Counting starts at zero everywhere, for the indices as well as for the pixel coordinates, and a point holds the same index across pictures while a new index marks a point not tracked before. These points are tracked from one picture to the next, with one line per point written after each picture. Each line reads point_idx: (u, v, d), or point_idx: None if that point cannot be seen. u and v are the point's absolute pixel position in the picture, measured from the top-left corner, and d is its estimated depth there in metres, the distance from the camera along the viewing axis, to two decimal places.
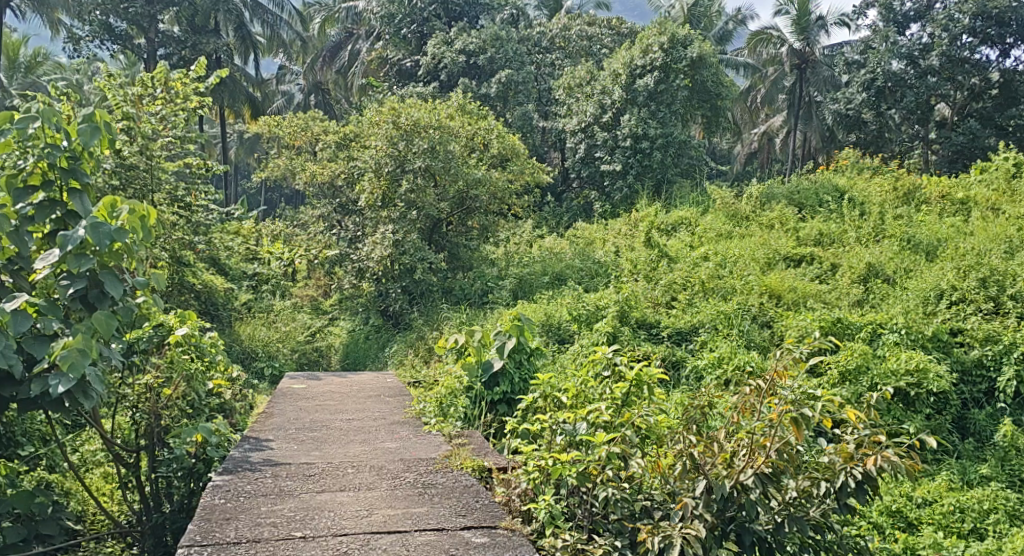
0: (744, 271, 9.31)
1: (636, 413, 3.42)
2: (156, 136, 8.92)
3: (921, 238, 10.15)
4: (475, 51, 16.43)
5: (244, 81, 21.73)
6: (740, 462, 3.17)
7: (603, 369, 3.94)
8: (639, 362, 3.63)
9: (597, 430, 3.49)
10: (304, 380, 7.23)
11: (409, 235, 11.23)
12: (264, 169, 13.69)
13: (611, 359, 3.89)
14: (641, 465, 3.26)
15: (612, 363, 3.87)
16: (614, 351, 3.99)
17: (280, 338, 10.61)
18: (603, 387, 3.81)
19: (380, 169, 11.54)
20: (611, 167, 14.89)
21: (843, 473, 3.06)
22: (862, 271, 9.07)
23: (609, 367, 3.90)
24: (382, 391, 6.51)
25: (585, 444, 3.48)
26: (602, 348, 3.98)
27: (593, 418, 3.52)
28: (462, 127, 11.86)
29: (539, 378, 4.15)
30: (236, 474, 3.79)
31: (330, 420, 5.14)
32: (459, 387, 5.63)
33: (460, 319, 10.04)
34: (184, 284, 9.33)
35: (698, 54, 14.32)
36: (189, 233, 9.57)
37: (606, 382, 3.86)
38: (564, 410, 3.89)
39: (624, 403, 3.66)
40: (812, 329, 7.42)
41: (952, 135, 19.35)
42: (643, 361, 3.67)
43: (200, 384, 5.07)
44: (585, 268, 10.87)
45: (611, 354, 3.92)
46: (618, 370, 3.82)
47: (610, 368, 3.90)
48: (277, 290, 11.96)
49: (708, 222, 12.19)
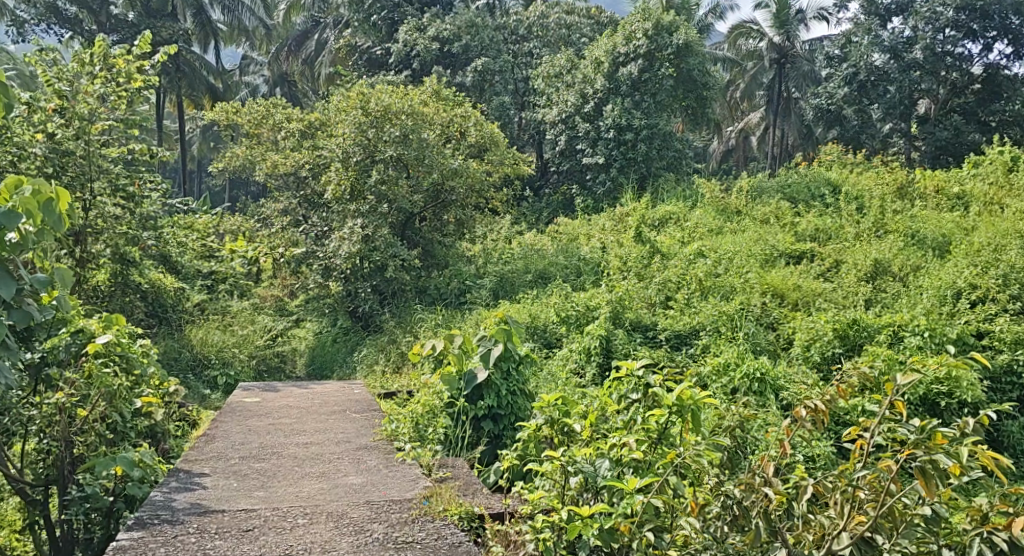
0: (742, 269, 8.59)
1: (681, 453, 2.83)
2: (94, 118, 8.09)
3: (926, 233, 9.54)
4: (449, 38, 15.63)
5: (205, 70, 20.76)
6: (830, 523, 2.50)
7: (630, 392, 3.24)
8: (681, 382, 2.93)
9: (624, 472, 2.94)
10: (259, 392, 6.35)
11: (380, 230, 10.27)
12: (223, 159, 12.71)
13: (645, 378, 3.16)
14: (690, 525, 2.59)
15: (644, 384, 3.16)
16: (643, 367, 3.31)
17: (237, 343, 9.48)
18: (634, 418, 3.14)
19: (348, 159, 10.71)
20: (594, 160, 14.16)
21: (976, 541, 2.38)
22: (869, 268, 8.39)
23: (635, 393, 3.20)
24: (348, 407, 5.66)
25: (611, 490, 2.90)
26: (628, 364, 3.27)
27: (617, 455, 2.99)
28: (437, 114, 11.03)
29: (546, 396, 3.50)
30: (149, 531, 2.97)
31: (286, 445, 4.32)
32: (439, 404, 4.91)
33: (436, 322, 9.25)
34: (129, 285, 8.83)
35: (684, 41, 13.64)
36: (136, 227, 8.69)
37: (637, 409, 3.16)
38: (583, 445, 3.30)
39: (661, 436, 3.08)
40: (825, 333, 6.71)
41: (935, 130, 18.79)
42: (685, 384, 2.96)
43: (126, 403, 4.23)
44: (570, 265, 10.12)
45: (641, 374, 3.20)
46: (648, 394, 3.10)
47: (639, 391, 3.20)
48: (238, 291, 11.05)
49: (698, 216, 11.48)
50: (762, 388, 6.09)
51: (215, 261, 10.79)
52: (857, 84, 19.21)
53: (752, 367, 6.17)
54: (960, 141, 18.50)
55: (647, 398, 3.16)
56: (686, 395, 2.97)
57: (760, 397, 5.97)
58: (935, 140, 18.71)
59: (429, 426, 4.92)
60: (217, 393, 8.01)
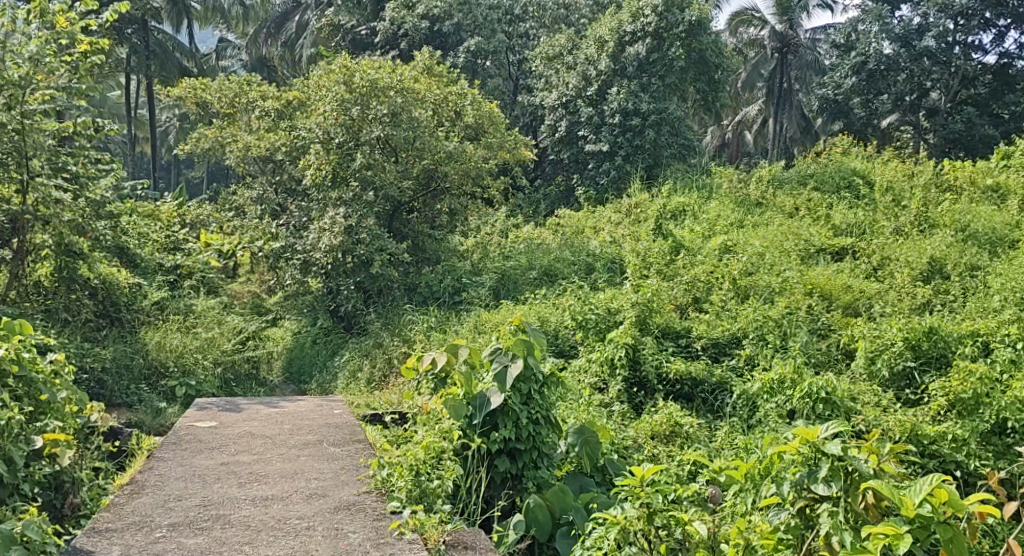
0: (781, 267, 7.51)
1: None
2: (30, 87, 6.89)
3: (978, 227, 8.45)
4: (440, 16, 14.45)
5: (175, 51, 19.82)
6: None
7: (818, 473, 3.07)
8: (939, 480, 2.75)
9: None
10: (216, 413, 5.20)
11: (365, 220, 9.25)
12: (190, 142, 11.48)
13: (852, 464, 3.02)
14: None
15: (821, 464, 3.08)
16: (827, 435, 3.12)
17: (201, 347, 8.02)
18: (835, 526, 2.91)
19: (330, 140, 9.57)
20: (597, 147, 13.04)
21: None
22: (923, 268, 7.29)
23: (828, 483, 3.02)
24: (325, 437, 4.50)
25: None
26: (810, 435, 3.10)
27: None
28: (429, 91, 9.87)
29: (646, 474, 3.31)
30: None
31: (239, 503, 3.34)
32: (448, 447, 3.84)
33: (429, 325, 8.14)
34: (75, 280, 7.84)
35: (698, 18, 12.39)
36: (85, 215, 7.56)
37: (835, 508, 2.97)
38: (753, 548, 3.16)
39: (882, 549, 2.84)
40: (894, 342, 5.64)
41: (948, 122, 17.63)
42: (929, 481, 2.77)
43: (17, 443, 3.14)
44: (579, 261, 9.00)
45: (838, 453, 3.03)
46: (862, 488, 2.93)
47: (835, 479, 3.03)
48: (206, 287, 9.85)
49: (716, 208, 10.43)
50: (827, 411, 5.07)
51: (183, 254, 9.84)
52: (866, 74, 18.10)
53: (814, 386, 5.14)
54: (974, 133, 17.31)
55: (847, 492, 3.00)
56: (937, 499, 2.79)
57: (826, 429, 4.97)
58: (946, 133, 17.58)
59: (432, 475, 3.63)
60: (175, 407, 6.83)
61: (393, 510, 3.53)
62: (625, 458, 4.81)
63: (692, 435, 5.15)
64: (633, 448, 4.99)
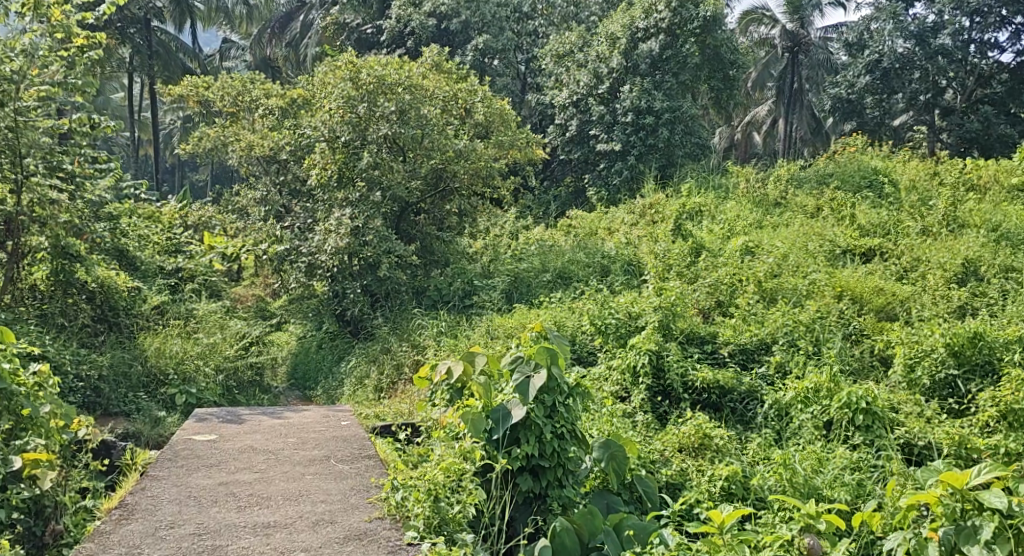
0: (807, 269, 7.17)
1: None
2: (24, 82, 6.60)
3: (1012, 228, 8.08)
4: (447, 14, 14.16)
5: (180, 52, 19.57)
6: None
7: (976, 534, 3.27)
8: None
9: None
10: (216, 424, 4.89)
11: (372, 221, 8.92)
12: (192, 141, 11.18)
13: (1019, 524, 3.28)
14: None
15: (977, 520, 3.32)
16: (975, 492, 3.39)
17: (202, 353, 7.64)
18: None
19: (336, 139, 9.28)
20: (608, 147, 12.71)
21: None
22: (959, 269, 6.92)
23: (993, 545, 3.22)
24: (333, 452, 4.19)
25: None
26: (960, 483, 3.39)
27: None
28: (438, 87, 9.56)
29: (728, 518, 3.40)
30: None
31: (237, 532, 3.14)
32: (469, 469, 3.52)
33: (439, 330, 7.82)
34: (72, 283, 7.57)
35: (713, 13, 12.06)
36: (84, 217, 7.28)
37: None
38: None
39: None
40: (934, 348, 5.31)
41: (963, 121, 17.19)
42: None
43: None
44: (594, 264, 8.65)
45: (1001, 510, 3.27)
46: None
47: (999, 540, 3.24)
48: (208, 290, 9.50)
49: (733, 208, 10.11)
50: (868, 422, 4.75)
51: (185, 256, 9.53)
52: (881, 72, 17.45)
53: (854, 396, 4.82)
54: (991, 133, 16.95)
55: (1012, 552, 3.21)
56: None
57: (867, 445, 4.65)
58: (963, 132, 17.12)
59: (453, 500, 3.40)
60: (174, 416, 6.48)
61: (410, 541, 3.22)
62: (653, 475, 4.51)
63: (723, 448, 4.79)
64: (660, 462, 4.67)
